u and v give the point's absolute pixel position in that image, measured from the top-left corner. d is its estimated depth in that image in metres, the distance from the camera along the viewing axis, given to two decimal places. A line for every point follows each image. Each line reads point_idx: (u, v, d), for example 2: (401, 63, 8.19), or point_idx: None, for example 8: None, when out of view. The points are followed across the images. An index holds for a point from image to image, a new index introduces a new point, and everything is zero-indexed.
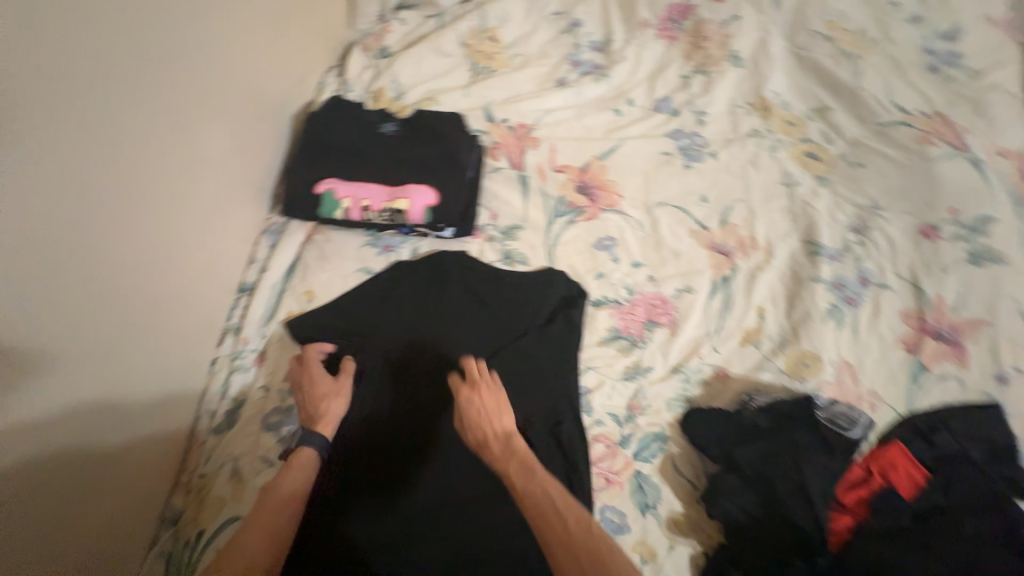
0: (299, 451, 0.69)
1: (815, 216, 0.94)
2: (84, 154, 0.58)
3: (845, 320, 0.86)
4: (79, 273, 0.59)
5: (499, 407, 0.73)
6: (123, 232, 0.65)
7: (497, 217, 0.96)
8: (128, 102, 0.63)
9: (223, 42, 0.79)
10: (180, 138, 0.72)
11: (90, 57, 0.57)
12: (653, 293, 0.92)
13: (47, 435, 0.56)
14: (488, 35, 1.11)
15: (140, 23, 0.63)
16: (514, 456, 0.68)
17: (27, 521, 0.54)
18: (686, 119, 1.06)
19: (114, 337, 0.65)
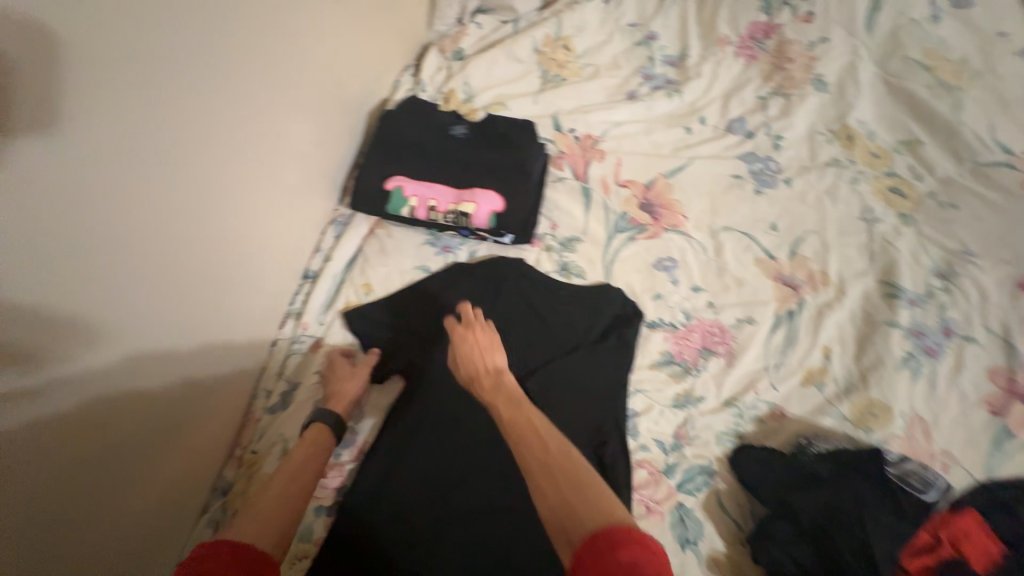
0: (310, 428, 0.73)
1: (895, 256, 0.88)
2: (171, 136, 0.61)
3: (923, 371, 0.81)
4: (159, 252, 0.63)
5: (491, 346, 0.74)
6: (199, 212, 0.68)
7: (556, 228, 0.95)
8: (216, 92, 0.66)
9: (310, 38, 0.81)
10: (260, 130, 0.75)
11: (188, 50, 0.60)
12: (712, 320, 0.89)
13: (116, 392, 0.60)
14: (561, 44, 1.10)
15: (233, 17, 0.66)
16: (501, 389, 0.68)
17: (85, 473, 0.58)
18: (761, 142, 1.02)
19: (183, 312, 0.69)
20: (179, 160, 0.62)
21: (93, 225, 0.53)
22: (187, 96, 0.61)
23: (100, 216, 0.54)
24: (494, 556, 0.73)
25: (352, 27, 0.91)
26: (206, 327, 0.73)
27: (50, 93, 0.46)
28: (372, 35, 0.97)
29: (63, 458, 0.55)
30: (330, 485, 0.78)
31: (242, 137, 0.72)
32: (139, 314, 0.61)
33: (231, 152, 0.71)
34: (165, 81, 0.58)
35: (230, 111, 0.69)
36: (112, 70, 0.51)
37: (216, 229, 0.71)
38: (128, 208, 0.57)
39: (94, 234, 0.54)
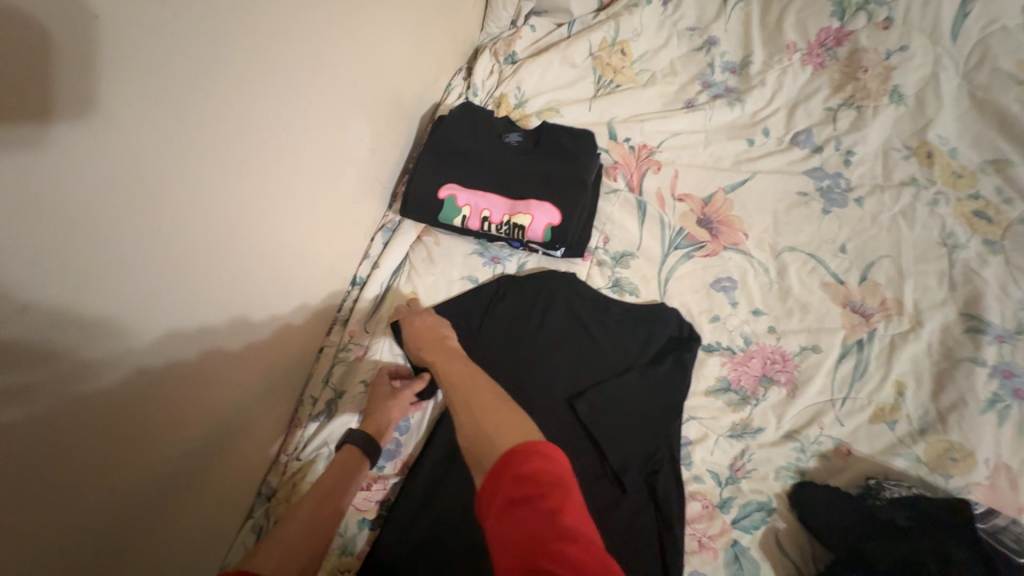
0: (342, 447, 0.72)
1: (981, 287, 0.82)
2: (227, 140, 0.58)
3: (1010, 415, 0.74)
4: (215, 264, 0.61)
5: (435, 326, 0.77)
6: (250, 216, 0.66)
7: (608, 241, 0.91)
8: (271, 93, 0.63)
9: (365, 41, 0.79)
10: (313, 136, 0.73)
11: (245, 56, 0.58)
12: (773, 346, 0.84)
13: (172, 399, 0.59)
14: (618, 48, 1.05)
15: (290, 19, 0.63)
16: (443, 354, 0.70)
17: (137, 479, 0.56)
18: (830, 158, 0.95)
19: (234, 321, 0.67)
20: (236, 169, 0.61)
21: (155, 238, 0.52)
22: (242, 97, 0.59)
23: (162, 228, 0.53)
24: None
25: (408, 30, 0.89)
26: (257, 337, 0.72)
27: (114, 105, 0.45)
28: (426, 37, 0.94)
29: (118, 465, 0.53)
30: (373, 499, 0.77)
31: (296, 144, 0.70)
32: (197, 324, 0.60)
33: (284, 159, 0.69)
34: (222, 86, 0.56)
35: (285, 118, 0.67)
36: (174, 79, 0.50)
37: (267, 238, 0.70)
38: (188, 219, 0.56)
39: (156, 247, 0.53)
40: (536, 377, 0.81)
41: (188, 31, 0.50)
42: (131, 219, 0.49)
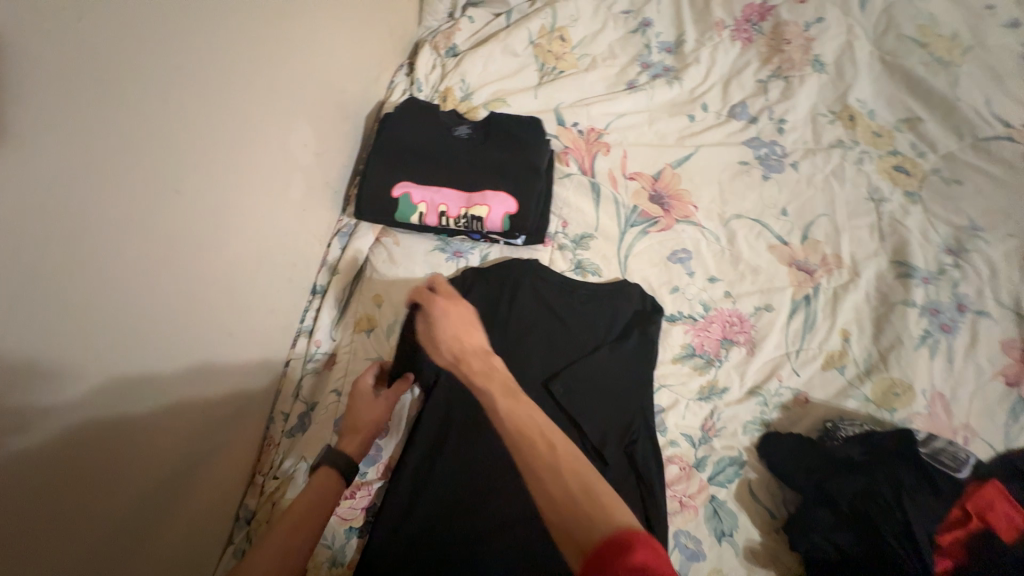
0: (320, 468, 0.69)
1: (905, 235, 0.89)
2: (159, 151, 0.55)
3: (940, 347, 0.82)
4: (165, 287, 0.59)
5: (472, 330, 0.70)
6: (194, 232, 0.62)
7: (567, 225, 0.93)
8: (201, 101, 0.60)
9: (298, 41, 0.76)
10: (252, 144, 0.70)
11: (167, 65, 0.54)
12: (731, 310, 0.88)
13: (123, 432, 0.55)
14: (557, 34, 1.06)
15: (212, 22, 0.59)
16: (493, 371, 0.63)
17: (91, 521, 0.52)
18: (765, 127, 1.00)
19: (187, 345, 0.63)
20: (174, 186, 0.58)
21: (89, 265, 0.49)
22: (169, 107, 0.56)
23: (92, 252, 0.49)
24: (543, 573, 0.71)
25: (344, 27, 0.86)
26: (217, 357, 0.69)
27: (21, 125, 0.41)
28: (362, 33, 0.91)
29: (67, 506, 0.49)
30: (358, 506, 0.76)
31: (238, 153, 0.67)
32: (147, 350, 0.57)
33: (228, 169, 0.66)
34: (145, 96, 0.52)
35: (220, 128, 0.63)
36: (92, 93, 0.47)
37: (217, 253, 0.67)
38: (126, 241, 0.53)
39: (86, 272, 0.49)
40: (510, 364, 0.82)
41: (100, 40, 0.46)
42: (58, 247, 0.46)
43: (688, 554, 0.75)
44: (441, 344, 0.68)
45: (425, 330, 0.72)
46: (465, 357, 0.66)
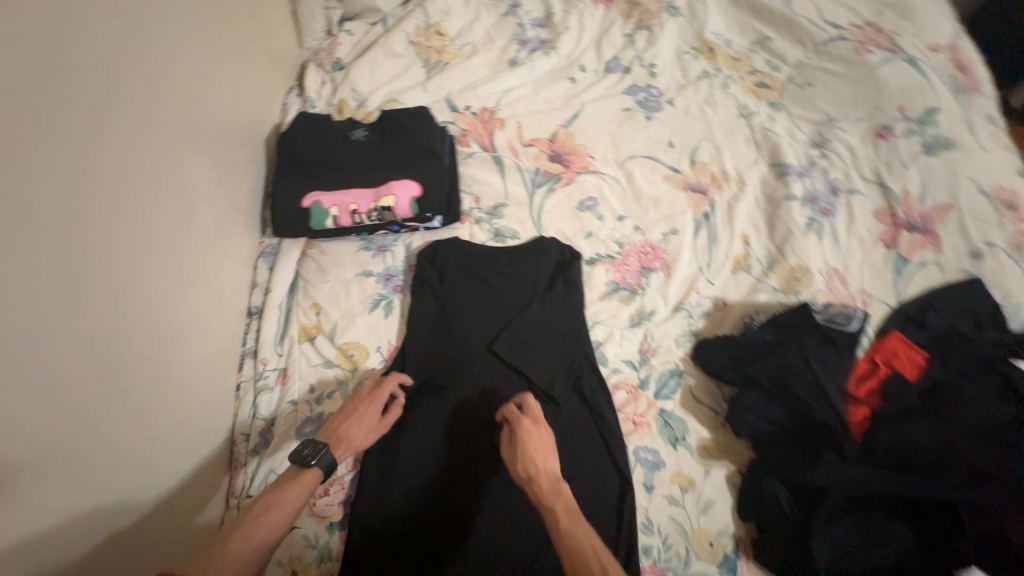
0: (308, 470, 0.68)
1: (776, 140, 0.99)
2: (62, 198, 0.58)
3: (824, 229, 0.91)
4: (93, 329, 0.61)
5: (546, 455, 0.70)
6: (115, 272, 0.65)
7: (479, 200, 0.99)
8: (98, 148, 0.63)
9: (180, 80, 0.79)
10: (157, 183, 0.73)
11: (52, 118, 0.57)
12: (643, 241, 0.96)
13: (78, 467, 0.57)
14: (433, 30, 1.12)
15: (87, 73, 0.62)
16: (561, 499, 0.65)
17: (55, 552, 0.54)
18: (638, 74, 1.09)
19: (130, 381, 0.66)
20: (82, 231, 0.60)
21: (11, 313, 0.51)
22: (66, 156, 0.59)
23: (12, 301, 0.51)
24: (524, 515, 0.77)
25: (220, 58, 0.89)
26: (161, 392, 0.71)
27: None
28: (242, 61, 0.95)
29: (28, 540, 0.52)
30: (334, 501, 0.79)
31: (141, 193, 0.70)
32: (88, 390, 0.59)
33: (135, 209, 0.69)
34: (35, 149, 0.55)
35: (121, 171, 0.66)
36: None
37: (145, 290, 0.69)
38: (45, 288, 0.55)
39: (11, 321, 0.51)
40: (453, 338, 0.87)
41: None
42: None
43: (650, 465, 0.81)
44: (515, 461, 0.69)
45: (508, 450, 0.71)
46: (537, 478, 0.67)
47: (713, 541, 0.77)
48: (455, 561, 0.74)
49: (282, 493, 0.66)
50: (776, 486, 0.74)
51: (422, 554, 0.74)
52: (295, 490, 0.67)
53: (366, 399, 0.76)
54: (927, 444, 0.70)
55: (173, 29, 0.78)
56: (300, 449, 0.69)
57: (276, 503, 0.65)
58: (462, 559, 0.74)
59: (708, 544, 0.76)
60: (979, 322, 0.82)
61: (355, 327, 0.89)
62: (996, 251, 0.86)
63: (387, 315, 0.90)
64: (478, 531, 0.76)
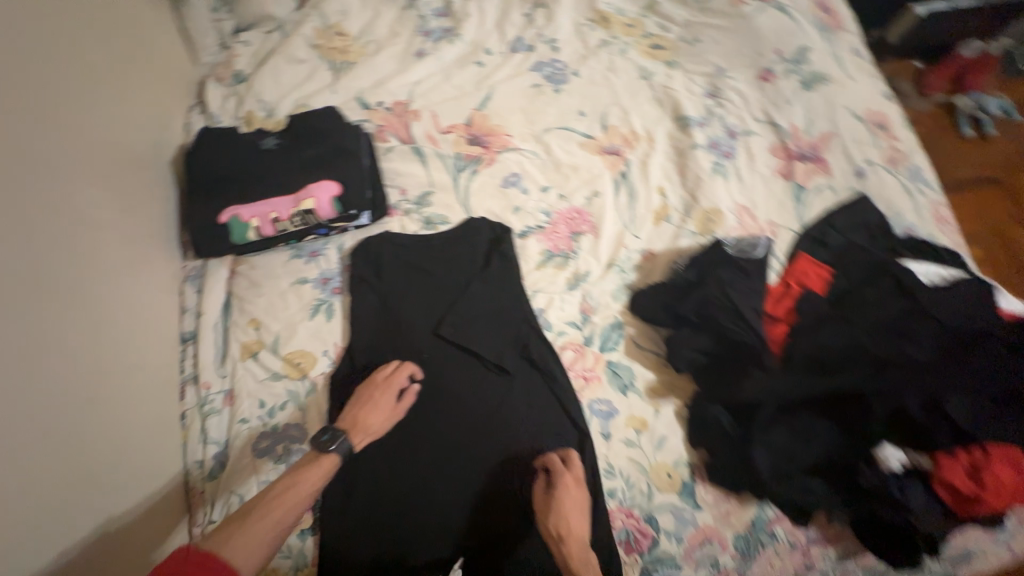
0: (329, 453, 0.71)
1: (675, 95, 1.05)
2: None
3: (728, 171, 0.99)
4: (22, 368, 0.59)
5: (580, 514, 0.73)
6: (31, 306, 0.62)
7: (406, 192, 1.00)
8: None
9: (72, 103, 0.75)
10: (62, 213, 0.70)
11: None
12: (569, 208, 1.00)
13: (21, 511, 0.55)
14: (334, 32, 1.11)
15: None
16: (588, 562, 0.68)
17: None
18: (542, 51, 1.13)
19: (65, 418, 0.63)
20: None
21: None
22: None
23: None
24: (493, 484, 0.80)
25: (111, 77, 0.85)
26: (99, 428, 0.68)
27: None
28: (135, 80, 0.90)
29: None
30: None
31: (47, 225, 0.67)
32: (20, 431, 0.57)
33: (42, 246, 0.65)
34: None
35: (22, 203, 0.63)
36: None
37: (65, 324, 0.67)
38: None
39: None
40: (399, 329, 0.88)
41: None
42: None
43: (605, 415, 0.86)
44: (549, 514, 0.72)
45: (542, 503, 0.74)
46: (565, 535, 0.70)
47: (671, 472, 0.82)
48: (434, 536, 0.77)
49: (301, 473, 0.68)
50: (717, 410, 0.79)
51: (400, 537, 0.77)
52: (313, 473, 0.69)
53: (382, 386, 0.80)
54: (837, 344, 0.75)
55: (55, 49, 0.74)
56: (320, 436, 0.73)
57: (296, 485, 0.67)
58: (439, 535, 0.77)
59: (667, 476, 0.82)
60: (870, 233, 0.91)
61: (297, 336, 0.88)
62: (876, 168, 0.97)
63: (329, 318, 0.90)
64: (452, 505, 0.78)
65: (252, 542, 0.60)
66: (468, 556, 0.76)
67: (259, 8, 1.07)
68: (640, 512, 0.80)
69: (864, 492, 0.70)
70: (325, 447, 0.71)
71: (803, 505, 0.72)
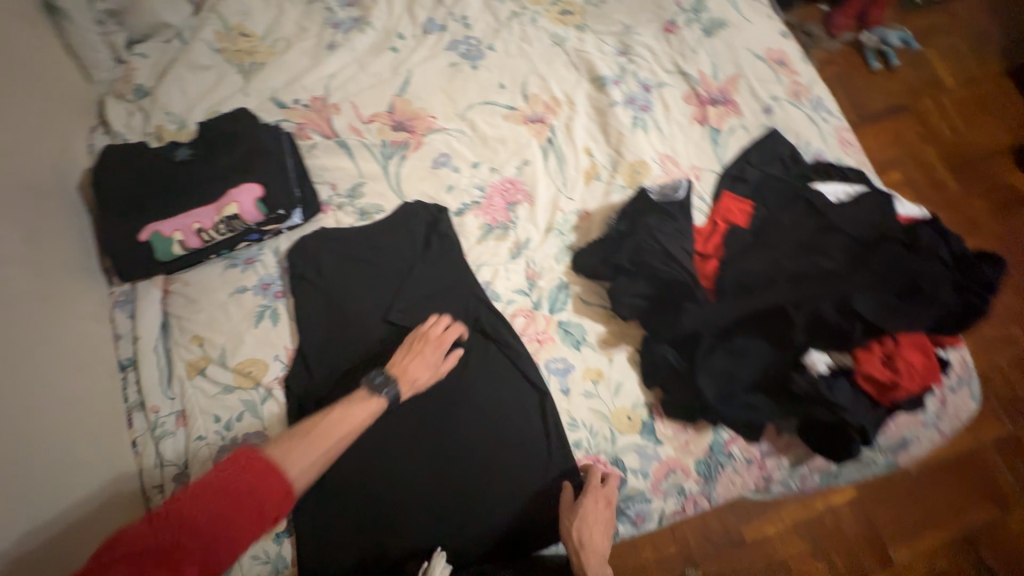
0: (374, 397, 0.77)
1: (589, 57, 1.08)
2: None
3: (648, 124, 1.02)
4: None
5: (604, 529, 0.77)
6: None
7: (336, 185, 0.99)
8: None
9: None
10: None
11: None
12: (501, 180, 1.01)
13: None
14: (236, 33, 1.07)
15: None
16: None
17: None
18: (455, 29, 1.13)
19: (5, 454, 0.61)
20: None
21: None
22: None
23: None
24: (461, 455, 0.81)
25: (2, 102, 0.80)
26: (42, 462, 0.66)
27: None
28: (28, 103, 0.85)
29: None
30: None
31: None
32: None
33: None
34: None
35: None
36: None
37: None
38: None
39: None
40: (348, 321, 0.88)
41: None
42: None
43: (562, 371, 0.88)
44: (574, 527, 0.76)
45: (568, 511, 0.77)
46: (585, 547, 0.75)
47: (631, 414, 0.86)
48: (415, 512, 0.78)
49: (348, 408, 0.75)
50: (665, 348, 0.83)
51: (378, 523, 0.78)
52: (360, 409, 0.76)
53: (426, 338, 0.83)
54: (758, 269, 0.81)
55: None
56: (374, 377, 0.78)
57: (345, 418, 0.74)
58: (415, 512, 0.78)
59: (628, 419, 0.85)
60: (783, 164, 0.97)
61: (244, 345, 0.87)
62: (781, 103, 1.03)
63: (275, 323, 0.89)
64: (426, 481, 0.80)
65: (304, 467, 0.69)
66: (450, 524, 0.79)
67: (152, 16, 1.02)
68: (606, 456, 0.84)
69: (799, 398, 0.75)
70: (374, 394, 0.77)
71: (748, 419, 0.78)
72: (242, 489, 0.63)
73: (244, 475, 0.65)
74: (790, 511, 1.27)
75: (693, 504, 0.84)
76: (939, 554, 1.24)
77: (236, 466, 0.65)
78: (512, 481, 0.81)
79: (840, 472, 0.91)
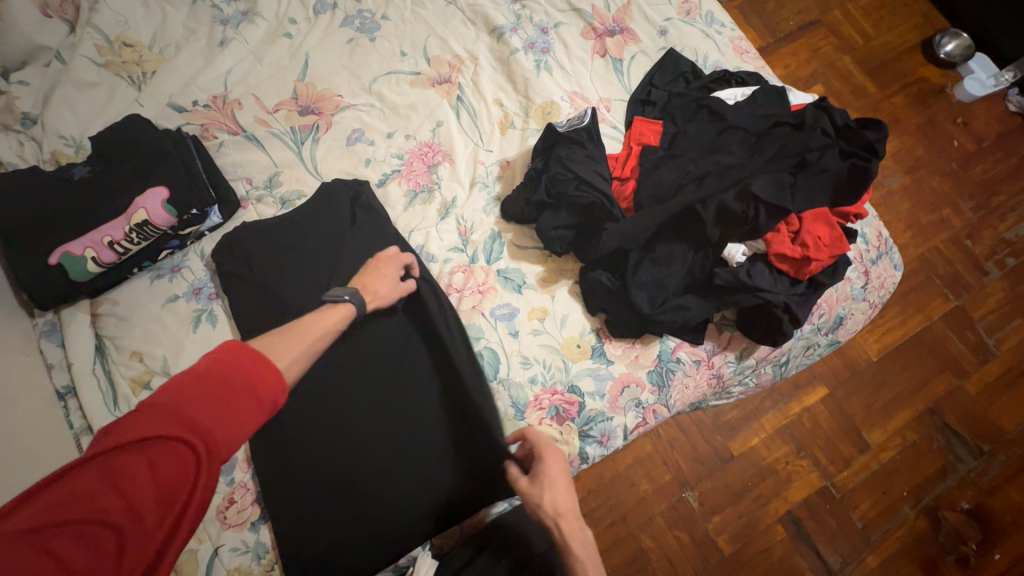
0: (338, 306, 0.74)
1: (484, 10, 1.08)
2: None
3: (552, 65, 1.04)
4: None
5: (564, 482, 0.73)
6: None
7: (252, 179, 0.98)
8: None
9: None
10: None
11: None
12: (418, 145, 1.01)
13: None
14: (119, 43, 1.03)
15: None
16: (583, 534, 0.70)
17: None
18: (346, 4, 1.10)
19: None
20: None
21: None
22: None
23: None
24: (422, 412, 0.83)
25: None
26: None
27: None
28: None
29: None
30: (246, 504, 0.80)
31: None
32: None
33: None
34: None
35: None
36: None
37: None
38: None
39: None
40: (285, 308, 0.87)
41: None
42: None
43: (507, 315, 0.90)
44: (541, 498, 0.72)
45: (531, 488, 0.73)
46: (563, 517, 0.70)
47: (580, 342, 0.88)
48: (388, 478, 0.80)
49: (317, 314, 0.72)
50: (598, 272, 0.86)
51: (352, 493, 0.79)
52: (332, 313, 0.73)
53: (394, 260, 0.84)
54: (669, 179, 0.84)
55: None
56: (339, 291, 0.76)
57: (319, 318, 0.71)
58: (387, 477, 0.80)
59: (577, 346, 0.88)
60: (685, 81, 1.00)
61: (186, 351, 0.86)
62: (674, 23, 1.06)
63: (214, 324, 0.88)
64: (394, 446, 0.81)
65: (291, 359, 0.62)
66: (425, 481, 0.80)
67: (24, 40, 0.98)
68: (563, 386, 0.86)
69: (726, 290, 0.79)
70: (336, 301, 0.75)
71: (685, 321, 0.81)
72: (234, 377, 0.53)
73: (236, 365, 0.54)
74: (768, 419, 1.31)
75: (653, 414, 0.88)
76: (910, 430, 1.31)
77: (223, 357, 0.54)
78: (478, 427, 0.82)
79: (787, 360, 0.96)
